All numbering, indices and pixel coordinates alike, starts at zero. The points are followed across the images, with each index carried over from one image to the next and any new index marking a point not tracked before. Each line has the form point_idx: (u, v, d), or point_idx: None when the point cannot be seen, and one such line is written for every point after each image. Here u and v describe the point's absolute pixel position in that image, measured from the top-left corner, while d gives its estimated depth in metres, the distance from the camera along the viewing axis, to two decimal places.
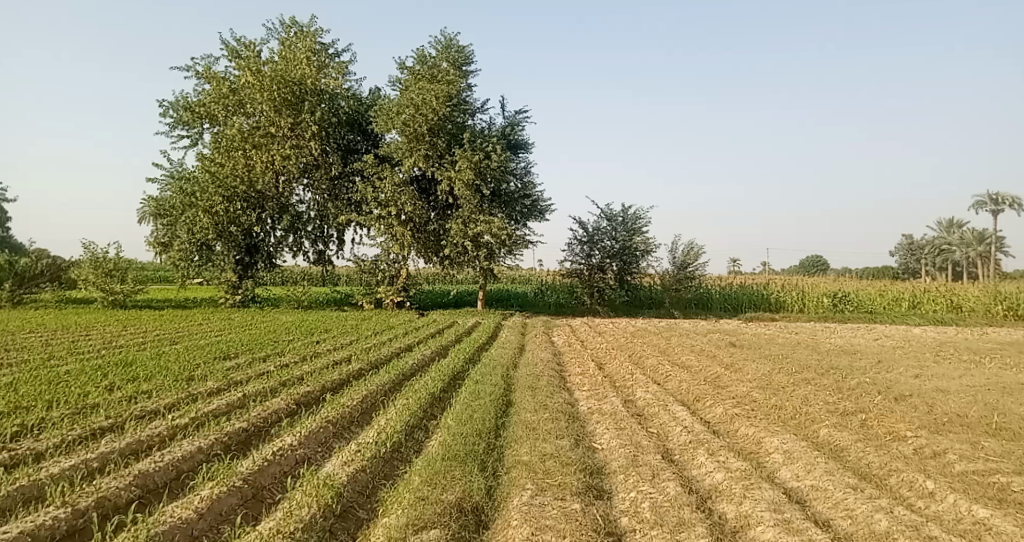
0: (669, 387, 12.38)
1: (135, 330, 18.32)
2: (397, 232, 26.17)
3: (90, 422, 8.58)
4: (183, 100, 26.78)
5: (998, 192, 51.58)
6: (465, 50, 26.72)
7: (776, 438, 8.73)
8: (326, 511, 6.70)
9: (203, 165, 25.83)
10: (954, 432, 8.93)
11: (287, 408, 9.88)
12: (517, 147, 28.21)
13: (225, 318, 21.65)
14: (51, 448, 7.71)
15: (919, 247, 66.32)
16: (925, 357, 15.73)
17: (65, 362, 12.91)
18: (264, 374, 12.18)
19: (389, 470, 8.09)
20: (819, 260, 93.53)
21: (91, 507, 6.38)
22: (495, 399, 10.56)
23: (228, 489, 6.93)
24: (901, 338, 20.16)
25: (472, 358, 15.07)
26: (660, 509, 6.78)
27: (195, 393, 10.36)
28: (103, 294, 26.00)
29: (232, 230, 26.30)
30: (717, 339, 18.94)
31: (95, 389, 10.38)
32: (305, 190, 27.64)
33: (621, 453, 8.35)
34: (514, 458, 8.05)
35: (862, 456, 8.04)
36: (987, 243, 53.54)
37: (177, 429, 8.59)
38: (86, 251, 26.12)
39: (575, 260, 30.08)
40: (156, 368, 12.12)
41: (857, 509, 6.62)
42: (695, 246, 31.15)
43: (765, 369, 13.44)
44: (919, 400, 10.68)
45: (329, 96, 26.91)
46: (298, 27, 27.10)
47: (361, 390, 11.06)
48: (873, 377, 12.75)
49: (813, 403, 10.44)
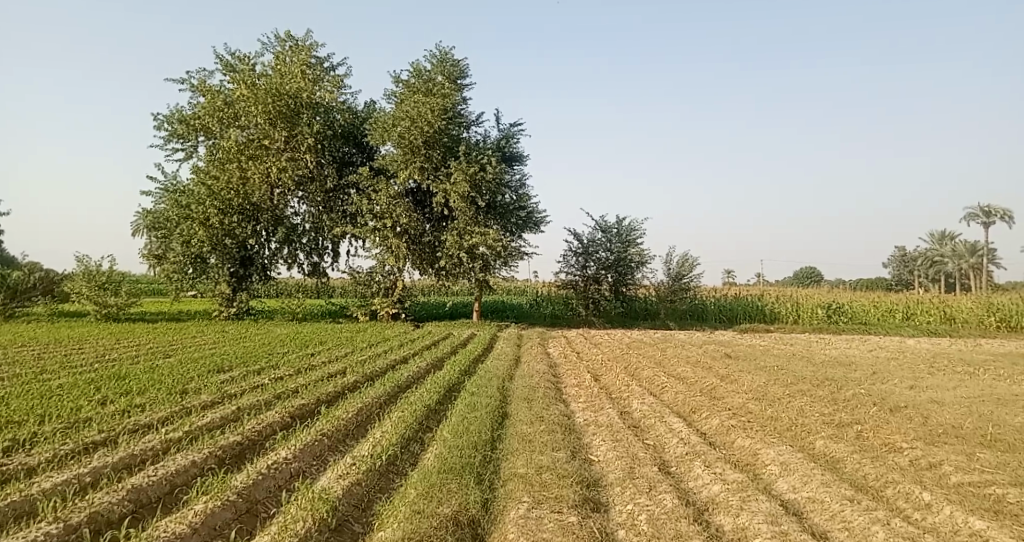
0: (665, 398, 12.37)
1: (128, 343, 18.23)
2: (392, 244, 26.16)
3: (82, 436, 8.52)
4: (178, 113, 26.82)
5: (989, 203, 51.99)
6: (460, 63, 26.88)
7: (772, 449, 8.73)
8: (321, 525, 6.65)
9: (199, 178, 25.84)
10: (949, 443, 8.95)
11: (281, 421, 9.84)
12: (511, 159, 28.31)
13: (220, 331, 21.60)
14: (43, 462, 7.65)
15: (913, 259, 66.62)
16: (919, 368, 15.79)
17: (57, 376, 12.82)
18: (258, 386, 12.13)
19: (385, 484, 8.05)
20: (813, 272, 94.06)
21: (83, 522, 6.31)
22: (491, 411, 10.55)
23: (222, 503, 6.87)
24: (896, 349, 20.23)
25: (468, 370, 15.03)
26: (657, 521, 6.77)
27: (189, 407, 10.30)
28: (96, 307, 25.84)
29: (227, 242, 26.21)
30: (712, 350, 18.96)
31: (88, 403, 10.32)
32: (300, 202, 27.68)
33: (617, 465, 8.33)
34: (510, 470, 8.03)
35: (859, 468, 8.05)
36: (979, 254, 53.95)
37: (171, 442, 8.54)
38: (80, 264, 26.01)
39: (570, 272, 30.18)
40: (150, 381, 12.05)
41: (854, 521, 6.62)
42: (690, 258, 31.25)
43: (761, 380, 13.45)
44: (914, 411, 10.69)
45: (325, 109, 27.02)
46: (293, 41, 27.24)
47: (356, 403, 11.01)
48: (868, 388, 12.78)
49: (808, 414, 10.45)
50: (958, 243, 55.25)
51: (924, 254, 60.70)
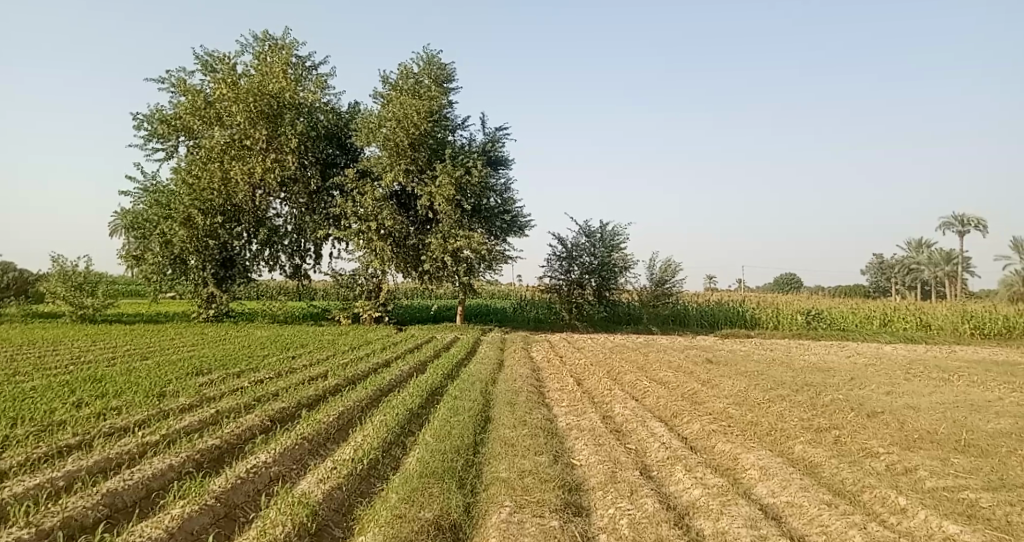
0: (647, 403, 12.43)
1: (104, 344, 17.99)
2: (376, 246, 26.01)
3: (56, 439, 8.41)
4: (158, 112, 26.58)
5: (964, 213, 52.90)
6: (446, 66, 26.89)
7: (752, 454, 8.80)
8: (300, 530, 6.60)
9: (179, 178, 25.62)
10: (924, 448, 9.09)
11: (261, 425, 9.75)
12: (497, 163, 28.29)
13: (199, 333, 21.46)
14: (15, 466, 7.50)
15: (890, 267, 67.61)
16: (896, 374, 15.99)
17: (31, 378, 12.59)
18: (237, 389, 12.02)
19: (366, 488, 8.02)
20: (794, 278, 94.97)
21: (56, 527, 6.21)
22: (474, 415, 10.55)
23: (199, 508, 6.79)
24: (873, 356, 20.52)
25: (451, 373, 15.01)
26: (638, 526, 6.81)
27: (166, 410, 10.18)
28: (72, 308, 25.47)
29: (209, 243, 25.96)
30: (693, 355, 19.07)
31: (62, 405, 10.16)
32: (283, 203, 27.52)
33: (599, 469, 8.37)
34: (493, 475, 8.03)
35: (837, 472, 8.15)
36: (955, 263, 54.78)
37: (148, 446, 8.44)
38: (55, 264, 25.67)
39: (553, 276, 30.29)
40: (126, 384, 11.90)
41: (832, 525, 6.71)
42: (673, 262, 31.53)
43: (742, 385, 13.55)
44: (891, 416, 10.83)
45: (308, 110, 26.81)
46: (273, 41, 27.12)
47: (337, 407, 10.94)
48: (845, 393, 12.92)
49: (788, 419, 10.58)
50: (935, 252, 56.03)
51: (901, 261, 61.59)
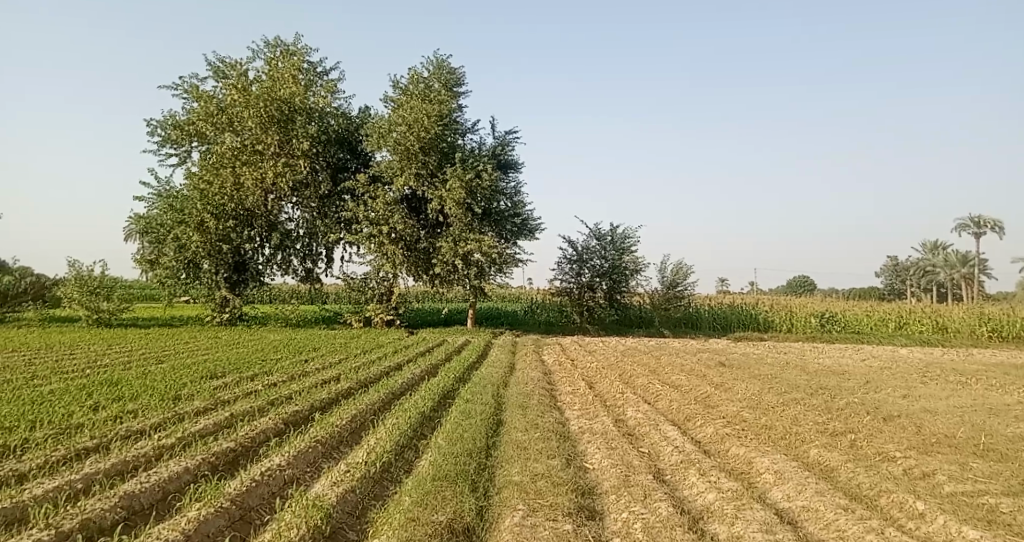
0: (659, 406, 12.37)
1: (119, 348, 18.15)
2: (387, 250, 26.07)
3: (74, 442, 8.48)
4: (171, 118, 26.84)
5: (980, 215, 52.41)
6: (456, 71, 26.99)
7: (767, 458, 8.73)
8: (315, 532, 6.60)
9: (192, 183, 25.82)
10: (941, 452, 8.99)
11: (275, 428, 9.79)
12: (507, 166, 28.31)
13: (212, 336, 21.61)
14: (34, 469, 7.57)
15: (904, 269, 66.99)
16: (912, 378, 15.84)
17: (48, 382, 12.70)
18: (251, 393, 12.06)
19: (379, 491, 8.02)
20: (807, 282, 94.35)
21: (75, 529, 6.26)
22: (487, 418, 10.53)
23: (214, 511, 6.82)
24: (888, 359, 20.36)
25: (463, 377, 15.01)
26: (652, 530, 6.77)
27: (181, 413, 10.24)
28: (87, 312, 25.72)
29: (221, 247, 26.13)
30: (706, 358, 18.97)
31: (79, 409, 10.24)
32: (295, 208, 27.66)
33: (613, 473, 8.34)
34: (506, 478, 8.01)
35: (853, 477, 8.07)
36: (971, 265, 54.25)
37: (164, 449, 8.50)
38: (71, 269, 25.93)
39: (564, 279, 30.19)
40: (141, 387, 11.98)
41: (848, 530, 6.64)
42: (684, 265, 31.39)
43: (755, 389, 13.46)
44: (907, 420, 10.72)
45: (319, 115, 27.00)
46: (284, 47, 27.32)
47: (349, 410, 10.97)
48: (861, 397, 12.80)
49: (802, 423, 10.49)
50: (951, 254, 55.49)
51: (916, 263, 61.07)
